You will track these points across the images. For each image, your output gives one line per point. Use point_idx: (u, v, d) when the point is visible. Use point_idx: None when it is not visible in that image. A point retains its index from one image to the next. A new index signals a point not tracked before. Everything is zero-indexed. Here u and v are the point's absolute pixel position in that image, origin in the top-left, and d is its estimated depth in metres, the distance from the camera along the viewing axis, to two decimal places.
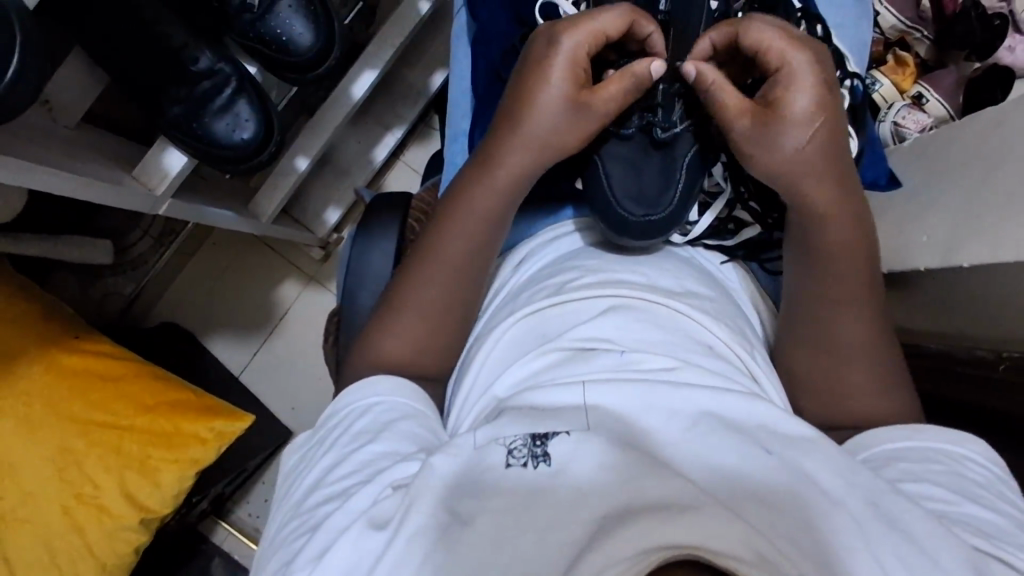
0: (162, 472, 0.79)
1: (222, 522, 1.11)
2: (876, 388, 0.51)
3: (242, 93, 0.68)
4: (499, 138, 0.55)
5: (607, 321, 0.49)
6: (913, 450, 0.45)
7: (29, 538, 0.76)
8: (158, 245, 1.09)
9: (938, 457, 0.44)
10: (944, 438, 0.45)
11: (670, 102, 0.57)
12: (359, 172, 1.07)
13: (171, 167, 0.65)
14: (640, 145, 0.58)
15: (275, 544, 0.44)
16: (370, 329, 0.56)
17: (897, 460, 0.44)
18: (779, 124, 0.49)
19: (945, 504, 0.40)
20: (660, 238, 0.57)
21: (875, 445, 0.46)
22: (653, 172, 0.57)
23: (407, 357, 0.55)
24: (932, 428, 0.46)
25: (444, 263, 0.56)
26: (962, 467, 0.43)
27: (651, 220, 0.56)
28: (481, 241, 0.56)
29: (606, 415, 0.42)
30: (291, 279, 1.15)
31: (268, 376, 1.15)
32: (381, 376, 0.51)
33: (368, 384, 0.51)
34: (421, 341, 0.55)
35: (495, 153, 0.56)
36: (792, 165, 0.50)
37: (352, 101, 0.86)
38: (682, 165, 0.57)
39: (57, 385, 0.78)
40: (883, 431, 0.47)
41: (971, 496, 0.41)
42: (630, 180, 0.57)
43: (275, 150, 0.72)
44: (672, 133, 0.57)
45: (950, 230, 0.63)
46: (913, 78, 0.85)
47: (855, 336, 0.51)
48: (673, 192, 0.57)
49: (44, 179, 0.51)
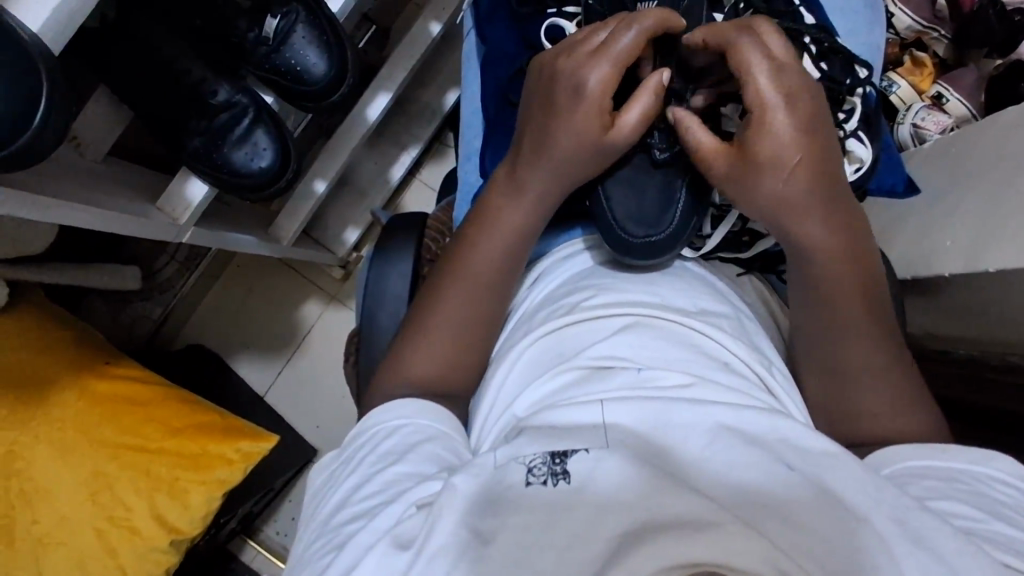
0: (191, 493, 0.81)
1: (251, 541, 1.12)
2: (901, 400, 0.49)
3: (260, 123, 0.70)
4: (528, 163, 0.56)
5: (623, 340, 0.49)
6: (938, 469, 0.43)
7: (64, 560, 0.78)
8: (184, 270, 1.11)
9: (962, 477, 0.42)
10: (971, 458, 0.43)
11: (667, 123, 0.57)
12: (376, 192, 1.08)
13: (193, 197, 0.67)
14: (640, 165, 0.59)
15: (302, 560, 0.45)
16: (395, 350, 0.56)
17: (920, 479, 0.43)
18: (762, 162, 0.49)
19: (973, 521, 0.39)
20: (669, 254, 0.57)
21: (898, 462, 0.45)
22: (655, 192, 0.57)
23: (430, 372, 0.55)
24: (957, 447, 0.45)
25: (474, 283, 0.57)
26: (987, 488, 0.41)
27: (654, 240, 0.56)
28: (500, 263, 0.57)
29: (625, 433, 0.42)
30: (313, 299, 1.17)
31: (293, 394, 1.16)
32: (404, 399, 0.52)
33: (390, 408, 0.51)
34: (445, 357, 0.55)
35: (523, 177, 0.57)
36: (773, 203, 0.50)
37: (367, 123, 0.87)
38: (683, 184, 0.57)
39: (90, 410, 0.80)
40: (908, 448, 0.46)
41: (996, 513, 0.40)
42: (631, 201, 0.57)
43: (294, 175, 0.74)
44: (669, 153, 0.58)
45: (975, 235, 0.62)
46: (932, 79, 0.84)
47: (878, 348, 0.50)
48: (674, 210, 0.57)
49: (73, 214, 0.53)
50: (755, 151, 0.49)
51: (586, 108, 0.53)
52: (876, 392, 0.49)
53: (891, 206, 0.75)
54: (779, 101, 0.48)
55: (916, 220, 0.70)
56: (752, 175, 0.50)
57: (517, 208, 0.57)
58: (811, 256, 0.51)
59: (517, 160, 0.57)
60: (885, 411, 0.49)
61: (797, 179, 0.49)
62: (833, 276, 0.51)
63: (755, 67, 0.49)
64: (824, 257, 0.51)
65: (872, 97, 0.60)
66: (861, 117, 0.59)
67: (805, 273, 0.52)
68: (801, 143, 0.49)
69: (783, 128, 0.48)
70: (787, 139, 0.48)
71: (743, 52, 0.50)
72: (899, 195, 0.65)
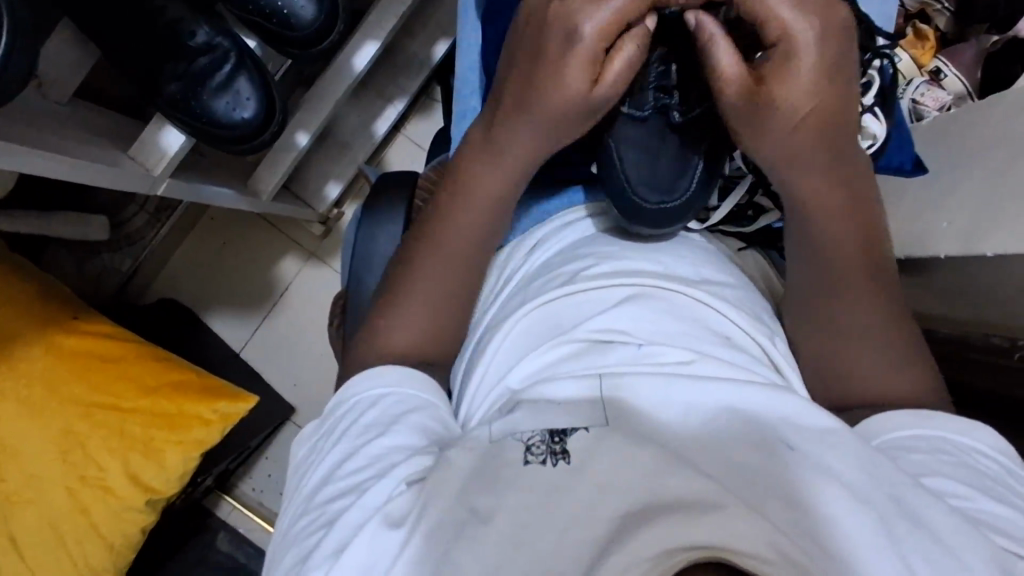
0: (166, 453, 0.78)
1: (227, 496, 1.11)
2: (897, 361, 0.49)
3: (242, 68, 0.65)
4: (508, 121, 0.54)
5: (622, 313, 0.48)
6: (924, 439, 0.44)
7: (35, 518, 0.76)
8: (155, 221, 1.06)
9: (949, 447, 0.43)
10: (953, 427, 0.45)
11: (687, 85, 0.56)
12: (360, 146, 1.04)
13: (169, 147, 0.63)
14: (655, 127, 0.57)
15: (288, 538, 0.43)
16: (386, 300, 0.55)
17: (908, 452, 0.43)
18: (773, 110, 0.48)
19: (963, 500, 0.40)
20: (674, 226, 0.56)
21: (886, 432, 0.45)
22: (670, 159, 0.56)
23: (419, 328, 0.54)
24: (940, 414, 0.46)
25: (449, 251, 0.55)
26: (970, 458, 0.43)
27: (667, 207, 0.55)
28: (479, 227, 0.56)
29: (624, 408, 0.41)
30: (291, 255, 1.14)
31: (270, 352, 1.14)
32: (384, 367, 0.50)
33: (371, 376, 0.50)
34: (434, 305, 0.54)
35: (502, 138, 0.54)
36: (789, 160, 0.49)
37: (353, 74, 0.82)
38: (699, 150, 0.56)
39: (58, 366, 0.77)
40: (895, 417, 0.46)
41: (985, 489, 0.40)
42: (644, 166, 0.56)
43: (278, 130, 0.69)
44: (688, 116, 0.56)
45: (972, 217, 0.61)
46: (933, 53, 0.83)
47: (880, 330, 0.50)
48: (689, 178, 0.56)
49: (38, 163, 0.49)
50: (773, 99, 0.47)
51: (575, 57, 0.50)
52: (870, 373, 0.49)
53: (889, 183, 0.74)
54: (805, 42, 0.46)
55: (913, 200, 0.69)
56: (767, 114, 0.48)
57: (501, 176, 0.55)
58: (816, 216, 0.51)
59: (493, 122, 0.55)
60: (883, 386, 0.49)
61: (798, 125, 0.48)
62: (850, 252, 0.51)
63: (795, 52, 0.47)
64: (860, 243, 0.51)
65: (887, 71, 0.60)
66: (875, 92, 0.59)
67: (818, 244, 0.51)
68: (802, 121, 0.48)
69: (790, 82, 0.47)
70: (794, 101, 0.47)
71: (793, 46, 0.47)
72: (907, 173, 0.63)
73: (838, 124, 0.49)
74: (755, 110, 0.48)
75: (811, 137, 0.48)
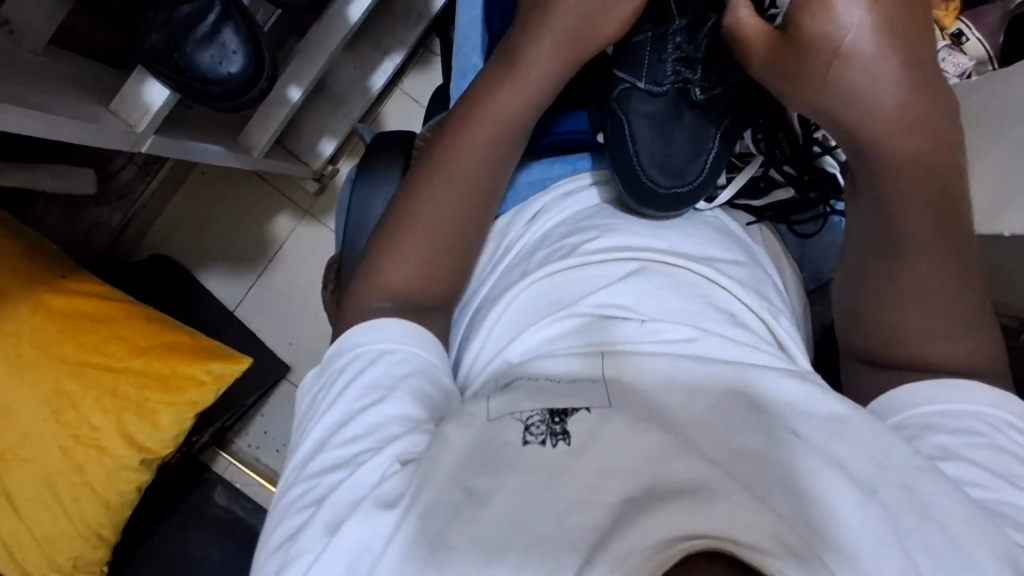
0: (160, 414, 0.78)
1: (223, 452, 1.13)
2: (943, 328, 0.47)
3: (228, 20, 0.61)
4: (528, 33, 0.53)
5: (627, 288, 0.46)
6: (953, 415, 0.43)
7: (31, 476, 0.76)
8: (144, 174, 1.03)
9: (979, 426, 0.42)
10: (984, 402, 0.44)
11: (710, 61, 0.54)
12: (356, 101, 1.00)
13: (153, 100, 0.59)
14: (675, 104, 0.56)
15: (279, 511, 0.43)
16: (376, 243, 0.53)
17: (932, 432, 0.43)
18: (801, 47, 0.46)
19: (986, 490, 0.39)
20: (683, 211, 0.54)
21: (911, 408, 0.45)
22: (683, 139, 0.55)
23: (417, 267, 0.51)
24: (973, 386, 0.44)
25: (457, 174, 0.52)
26: (1003, 438, 0.42)
27: (677, 191, 0.53)
28: (487, 155, 0.53)
29: (626, 389, 0.40)
30: (285, 212, 1.11)
31: (264, 311, 1.12)
32: (393, 320, 0.49)
33: (379, 326, 0.48)
34: (437, 243, 0.52)
35: (523, 49, 0.53)
36: (849, 102, 0.46)
37: (348, 24, 0.78)
38: (717, 132, 0.55)
39: (46, 325, 0.75)
40: (923, 391, 0.45)
41: (1010, 478, 0.40)
42: (657, 147, 0.54)
43: (266, 87, 0.66)
44: (711, 95, 0.55)
45: (991, 194, 0.59)
46: (955, 15, 0.78)
47: (924, 306, 0.47)
48: (702, 161, 0.55)
49: (14, 118, 0.47)
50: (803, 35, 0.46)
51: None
52: (912, 344, 0.47)
53: None
54: None
55: None
56: (794, 52, 0.47)
57: (520, 90, 0.53)
58: (894, 169, 0.46)
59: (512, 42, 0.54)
60: (926, 352, 0.47)
61: (845, 61, 0.45)
62: (889, 226, 0.48)
63: None
64: (920, 203, 0.46)
65: None
66: None
67: (882, 203, 0.47)
68: (849, 59, 0.45)
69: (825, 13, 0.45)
70: (832, 28, 0.45)
71: None
72: None
73: (904, 59, 0.45)
74: (788, 46, 0.47)
75: (864, 71, 0.45)
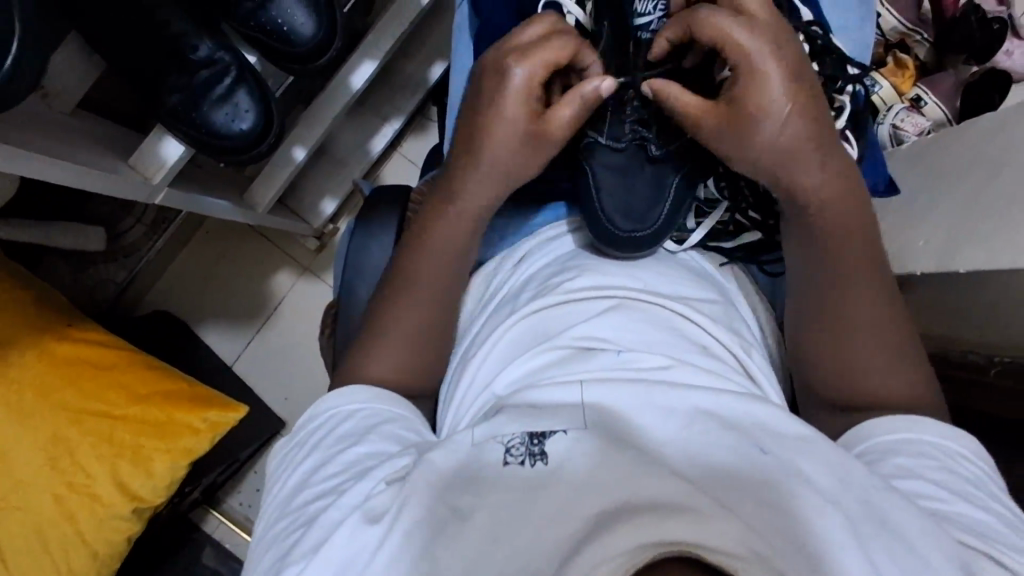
0: (154, 461, 0.78)
1: (214, 511, 1.10)
2: (886, 359, 0.51)
3: (242, 82, 0.67)
4: None
5: (606, 322, 0.49)
6: (909, 443, 0.45)
7: (21, 525, 0.76)
8: (151, 233, 1.08)
9: (935, 453, 0.44)
10: (939, 433, 0.46)
11: (665, 120, 0.60)
12: (356, 163, 1.06)
13: (168, 157, 0.65)
14: (635, 157, 0.60)
15: (264, 543, 0.44)
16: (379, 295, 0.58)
17: (894, 455, 0.45)
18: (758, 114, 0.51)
19: (942, 503, 0.41)
20: (646, 253, 0.58)
21: (874, 435, 0.47)
22: (645, 187, 0.59)
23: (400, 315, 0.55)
24: (928, 420, 0.47)
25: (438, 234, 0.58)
26: (955, 464, 0.44)
27: (638, 236, 0.57)
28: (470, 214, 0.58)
29: (604, 413, 0.42)
30: (285, 269, 1.15)
31: (262, 364, 1.14)
32: (359, 386, 0.52)
33: (347, 394, 0.51)
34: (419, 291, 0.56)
35: None
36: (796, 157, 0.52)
37: (351, 92, 0.84)
38: (672, 183, 0.60)
39: (49, 372, 0.77)
40: (884, 422, 0.47)
41: (965, 496, 0.41)
42: (619, 197, 0.59)
43: (276, 140, 0.71)
44: (666, 150, 0.59)
45: (948, 238, 0.63)
46: (912, 82, 0.85)
47: (869, 342, 0.51)
48: (661, 208, 0.59)
49: (41, 168, 0.51)
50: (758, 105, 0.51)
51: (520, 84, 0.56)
52: (865, 381, 0.51)
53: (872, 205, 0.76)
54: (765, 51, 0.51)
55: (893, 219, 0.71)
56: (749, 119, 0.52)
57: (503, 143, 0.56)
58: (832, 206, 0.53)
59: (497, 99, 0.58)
60: (875, 386, 0.51)
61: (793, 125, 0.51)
62: (847, 264, 0.53)
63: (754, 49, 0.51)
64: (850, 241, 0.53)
65: (860, 96, 0.63)
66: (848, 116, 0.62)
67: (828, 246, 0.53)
68: (793, 121, 0.51)
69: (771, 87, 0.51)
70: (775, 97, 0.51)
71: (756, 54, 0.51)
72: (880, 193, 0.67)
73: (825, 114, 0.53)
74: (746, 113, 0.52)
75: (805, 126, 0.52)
